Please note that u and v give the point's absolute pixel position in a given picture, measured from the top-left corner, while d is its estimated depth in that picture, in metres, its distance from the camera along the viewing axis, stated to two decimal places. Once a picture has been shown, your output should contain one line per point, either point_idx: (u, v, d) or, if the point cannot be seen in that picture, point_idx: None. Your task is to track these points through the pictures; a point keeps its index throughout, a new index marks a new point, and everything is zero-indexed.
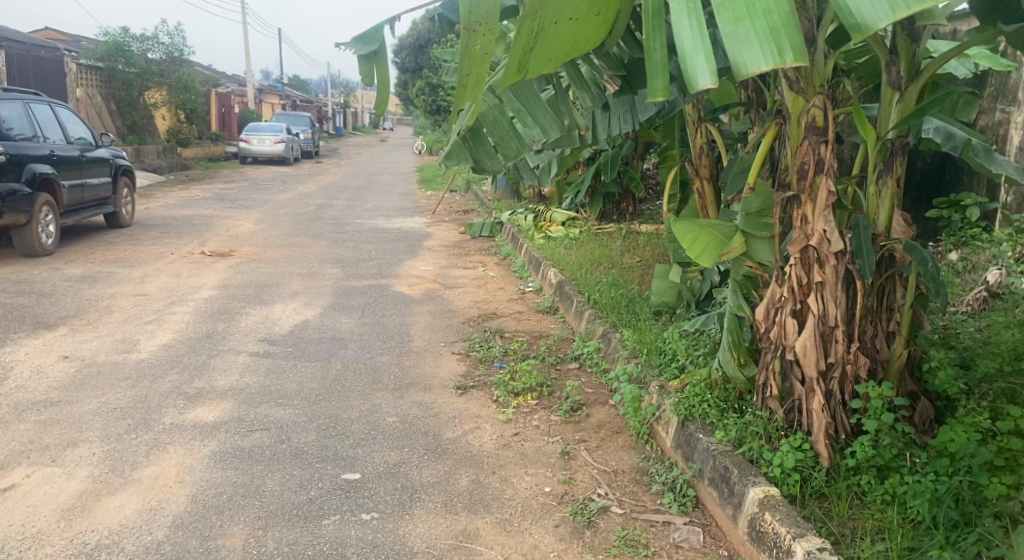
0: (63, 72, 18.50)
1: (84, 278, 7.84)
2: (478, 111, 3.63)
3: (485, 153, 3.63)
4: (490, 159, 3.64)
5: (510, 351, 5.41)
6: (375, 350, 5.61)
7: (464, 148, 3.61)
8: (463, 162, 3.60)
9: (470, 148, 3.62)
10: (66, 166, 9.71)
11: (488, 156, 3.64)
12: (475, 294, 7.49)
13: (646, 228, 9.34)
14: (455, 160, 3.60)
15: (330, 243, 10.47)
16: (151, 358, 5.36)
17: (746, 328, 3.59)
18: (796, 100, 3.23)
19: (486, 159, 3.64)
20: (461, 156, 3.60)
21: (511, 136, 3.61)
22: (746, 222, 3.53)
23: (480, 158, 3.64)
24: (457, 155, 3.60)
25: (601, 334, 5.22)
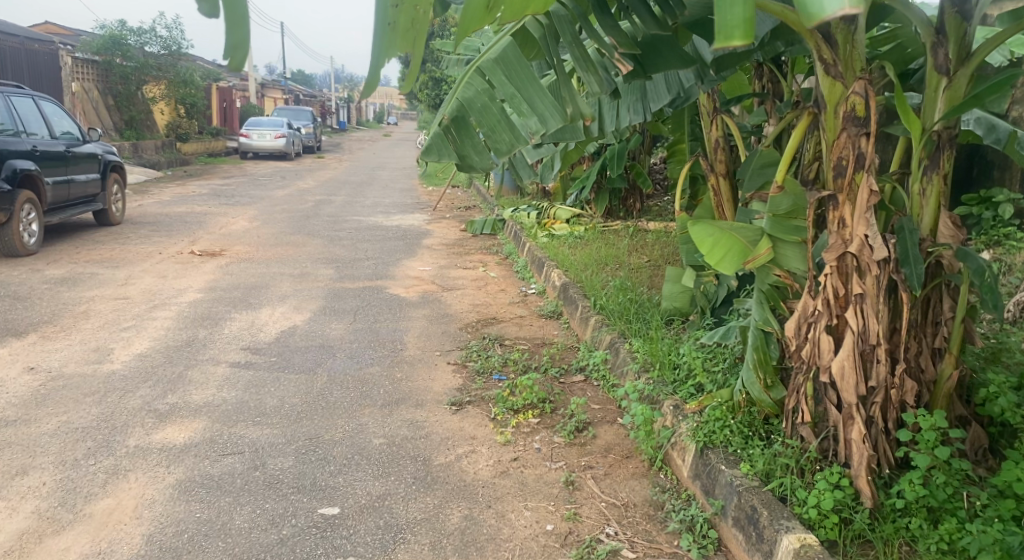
0: (59, 65, 18.07)
1: (64, 280, 7.47)
2: (462, 95, 3.06)
3: (473, 148, 3.04)
4: (479, 155, 3.05)
5: (510, 362, 5.00)
6: (366, 360, 5.22)
7: (446, 142, 3.04)
8: (446, 157, 3.02)
9: (454, 142, 3.04)
10: (50, 161, 9.33)
11: (476, 151, 3.05)
12: (475, 297, 7.10)
13: (655, 226, 8.93)
14: (435, 155, 3.03)
15: (326, 242, 10.08)
16: (123, 370, 4.97)
17: (773, 343, 3.18)
18: (832, 88, 2.82)
19: (473, 154, 3.04)
20: (443, 151, 3.02)
21: (503, 125, 3.01)
22: (773, 225, 3.11)
23: (466, 152, 3.04)
24: (438, 150, 3.03)
25: (608, 343, 4.82)
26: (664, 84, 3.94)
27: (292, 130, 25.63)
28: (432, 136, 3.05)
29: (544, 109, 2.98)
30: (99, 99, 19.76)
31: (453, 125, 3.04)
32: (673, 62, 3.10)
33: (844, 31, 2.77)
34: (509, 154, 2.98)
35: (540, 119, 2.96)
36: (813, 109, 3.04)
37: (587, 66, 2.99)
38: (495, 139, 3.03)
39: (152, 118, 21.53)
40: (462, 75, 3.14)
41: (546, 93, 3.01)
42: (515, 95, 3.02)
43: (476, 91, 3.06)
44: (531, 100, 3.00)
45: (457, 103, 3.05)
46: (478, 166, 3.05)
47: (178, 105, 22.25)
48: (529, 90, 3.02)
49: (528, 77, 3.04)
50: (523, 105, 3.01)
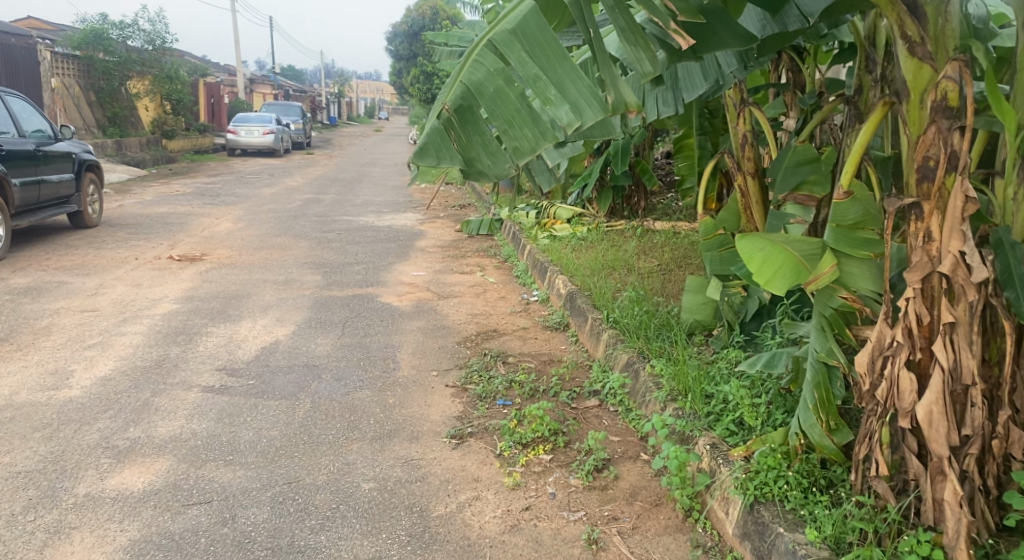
0: (37, 61, 17.31)
1: (28, 291, 6.90)
2: (471, 79, 2.55)
3: (483, 149, 2.59)
4: (490, 157, 2.60)
5: (516, 385, 4.47)
6: (355, 382, 4.69)
7: (448, 141, 2.56)
8: (447, 160, 2.53)
9: (458, 140, 2.57)
10: (18, 161, 8.74)
11: (487, 152, 2.60)
12: (473, 306, 6.58)
13: (662, 226, 8.43)
14: (433, 158, 2.51)
15: (314, 244, 9.53)
16: (81, 397, 4.43)
17: (838, 380, 2.66)
18: (919, 72, 2.31)
19: (483, 154, 2.59)
20: (443, 152, 2.54)
21: (522, 118, 2.53)
22: (837, 237, 2.60)
23: (475, 155, 2.59)
24: (436, 151, 2.53)
25: (625, 363, 4.31)
26: (699, 70, 3.42)
27: (281, 126, 24.98)
28: (430, 134, 2.55)
29: (575, 101, 2.43)
30: (80, 95, 19.09)
31: (455, 117, 2.56)
32: (727, 41, 2.69)
33: (935, 3, 2.30)
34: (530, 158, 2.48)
35: (574, 110, 2.42)
36: (890, 98, 2.56)
37: (633, 39, 2.41)
38: (513, 137, 2.54)
39: (136, 114, 20.89)
40: (470, 51, 2.63)
41: (579, 76, 2.45)
42: (539, 77, 2.47)
43: (487, 73, 2.54)
44: (562, 86, 2.45)
45: (463, 89, 2.55)
46: (491, 171, 2.61)
47: (163, 101, 21.60)
48: (559, 73, 2.47)
49: (556, 56, 2.49)
50: (550, 92, 2.44)
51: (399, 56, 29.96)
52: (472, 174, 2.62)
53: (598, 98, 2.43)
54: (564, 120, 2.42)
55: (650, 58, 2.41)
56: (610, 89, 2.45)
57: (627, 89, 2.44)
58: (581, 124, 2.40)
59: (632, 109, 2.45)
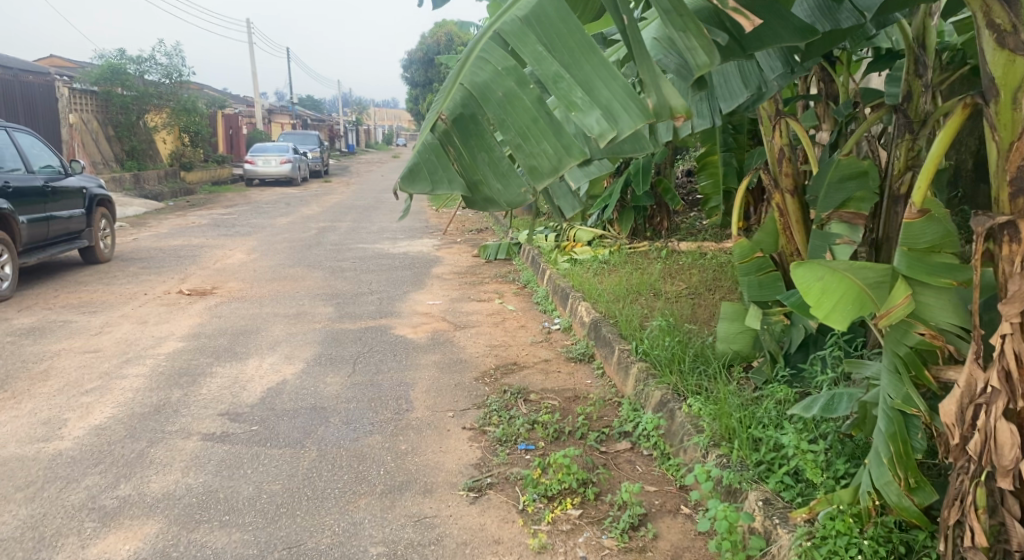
0: (54, 97, 17.26)
1: (31, 332, 6.66)
2: (474, 81, 2.28)
3: (491, 170, 2.29)
4: (501, 181, 2.29)
5: (538, 426, 4.09)
6: (365, 427, 4.33)
7: (446, 161, 2.29)
8: (444, 184, 2.26)
9: (459, 160, 2.30)
10: (25, 198, 8.57)
11: (495, 174, 2.30)
12: (492, 337, 6.23)
13: (687, 246, 8.06)
14: (426, 183, 2.26)
15: (327, 274, 9.24)
16: (72, 450, 4.13)
17: (918, 430, 2.29)
18: (1010, 67, 2.04)
19: (491, 175, 2.29)
20: (439, 174, 2.27)
21: (538, 128, 2.19)
22: (908, 264, 2.26)
23: (482, 176, 2.29)
24: (430, 172, 2.28)
25: (657, 401, 3.93)
26: (736, 77, 3.09)
27: (298, 155, 24.97)
28: (424, 154, 2.29)
29: (607, 107, 2.08)
30: (98, 130, 19.12)
31: (455, 132, 2.29)
32: (786, 37, 2.45)
33: None
34: (551, 176, 2.14)
35: (606, 115, 2.06)
36: (970, 99, 2.26)
37: (682, 24, 2.18)
38: (530, 153, 2.18)
39: (154, 147, 20.91)
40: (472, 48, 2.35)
41: (612, 75, 2.13)
42: (561, 75, 2.16)
43: (491, 76, 2.26)
44: (590, 87, 2.12)
45: (464, 96, 2.28)
46: (502, 198, 2.28)
47: (180, 134, 21.63)
48: (585, 72, 2.15)
49: (581, 51, 2.19)
50: (576, 96, 2.11)
51: (415, 82, 29.89)
52: (481, 202, 2.30)
53: (634, 102, 2.08)
54: (594, 128, 2.06)
55: (703, 45, 2.18)
56: (651, 92, 2.10)
57: (673, 93, 2.09)
58: (613, 133, 2.04)
59: (678, 115, 2.09)
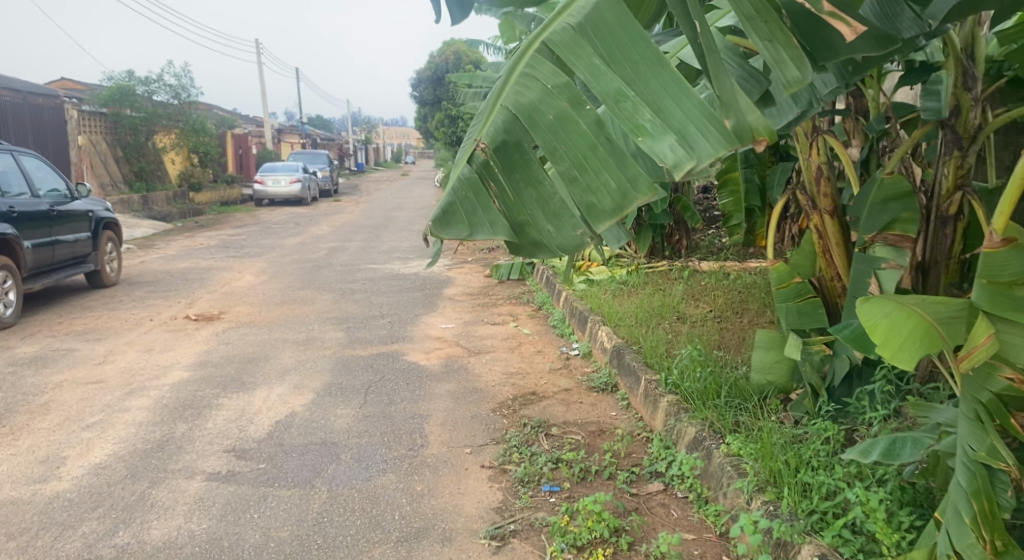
0: (63, 119, 17.18)
1: (32, 361, 6.45)
2: (522, 104, 2.27)
3: (541, 212, 2.24)
4: (552, 224, 2.23)
5: (563, 465, 3.84)
6: (378, 465, 4.09)
7: (486, 201, 2.26)
8: (483, 226, 2.23)
9: (502, 199, 2.27)
10: (30, 222, 8.41)
11: (546, 216, 2.25)
12: (509, 363, 5.98)
13: (708, 266, 7.82)
14: (466, 227, 2.22)
15: (337, 297, 9.03)
16: (70, 492, 3.90)
17: (1003, 486, 2.08)
18: None
19: (537, 212, 2.25)
20: (479, 216, 2.23)
21: (596, 158, 2.15)
22: (990, 298, 2.16)
23: (530, 219, 2.25)
24: (469, 214, 2.24)
25: (691, 438, 3.69)
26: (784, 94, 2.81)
27: (307, 174, 24.88)
28: (462, 196, 2.26)
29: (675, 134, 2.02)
30: (107, 152, 19.06)
31: (499, 167, 2.28)
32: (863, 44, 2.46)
33: None
34: (612, 216, 2.07)
35: (680, 138, 2.01)
36: None
37: (770, 33, 2.23)
38: (589, 184, 2.13)
39: (163, 168, 20.84)
40: (516, 74, 2.35)
41: (684, 93, 2.08)
42: (621, 92, 2.14)
43: (540, 97, 2.26)
44: (659, 107, 2.09)
45: (507, 127, 2.28)
46: (554, 241, 2.22)
47: (189, 154, 21.56)
48: (651, 89, 2.13)
49: (644, 68, 2.17)
50: (644, 119, 2.07)
51: (424, 100, 29.84)
52: (531, 244, 2.23)
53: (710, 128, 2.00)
54: (667, 154, 1.99)
55: (792, 60, 2.22)
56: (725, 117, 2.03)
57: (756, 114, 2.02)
58: (686, 158, 1.97)
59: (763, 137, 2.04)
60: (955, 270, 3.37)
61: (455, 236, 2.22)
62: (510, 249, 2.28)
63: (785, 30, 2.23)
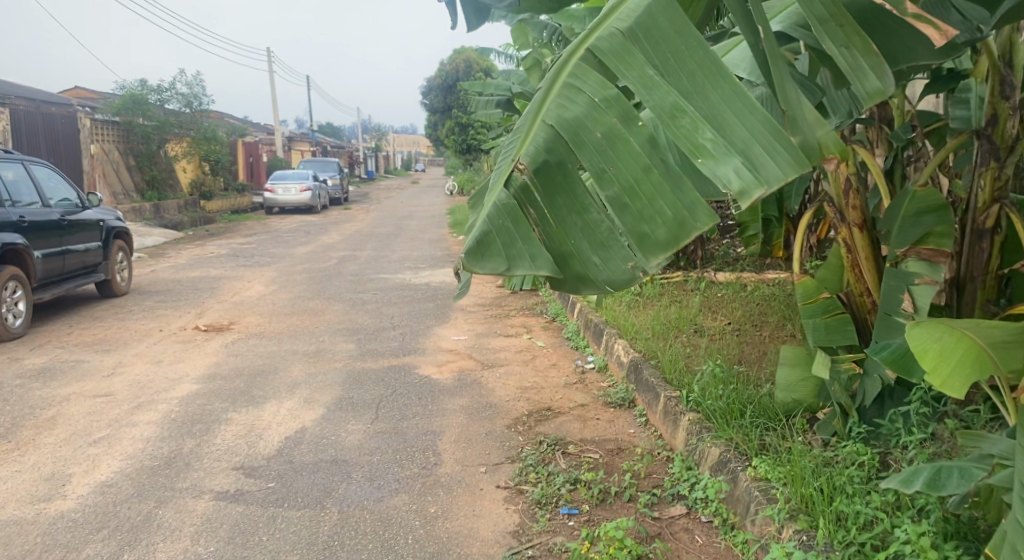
0: (76, 127, 17.20)
1: (41, 374, 6.38)
2: (568, 117, 2.19)
3: (588, 242, 2.14)
4: (599, 256, 2.12)
5: (581, 486, 3.71)
6: (390, 484, 3.98)
7: (525, 229, 2.10)
8: (523, 257, 2.05)
9: (543, 226, 2.14)
10: (41, 231, 8.36)
11: (592, 246, 2.14)
12: (523, 377, 5.86)
13: (725, 277, 7.69)
14: (503, 261, 2.04)
15: (347, 307, 8.93)
16: (75, 512, 3.80)
17: None
18: None
19: (583, 241, 2.14)
20: (516, 248, 2.07)
21: (650, 181, 2.06)
22: None
23: (576, 249, 2.13)
24: (506, 246, 2.07)
25: (714, 459, 3.56)
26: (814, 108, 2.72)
27: (318, 183, 24.88)
28: (498, 223, 2.09)
29: (735, 158, 1.96)
30: (119, 160, 19.09)
31: (540, 189, 2.16)
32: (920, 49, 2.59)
33: None
34: (665, 248, 1.98)
35: (749, 159, 1.96)
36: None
37: (846, 41, 2.30)
38: (646, 210, 2.03)
39: (175, 177, 20.86)
40: (557, 86, 2.27)
41: (748, 111, 2.09)
42: (680, 104, 2.07)
43: (586, 111, 2.19)
44: (723, 124, 2.06)
45: (550, 145, 2.17)
46: (601, 275, 2.12)
47: (201, 162, 21.58)
48: (715, 107, 2.10)
49: (705, 84, 2.15)
50: (707, 139, 2.00)
51: (434, 108, 29.79)
52: (577, 277, 2.12)
53: (770, 153, 1.98)
54: (734, 178, 1.90)
55: (872, 68, 2.28)
56: (783, 142, 2.02)
57: (823, 130, 2.18)
58: (752, 182, 1.90)
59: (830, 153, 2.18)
60: (993, 286, 3.28)
61: (491, 270, 2.02)
62: (551, 283, 2.16)
63: (862, 36, 2.31)
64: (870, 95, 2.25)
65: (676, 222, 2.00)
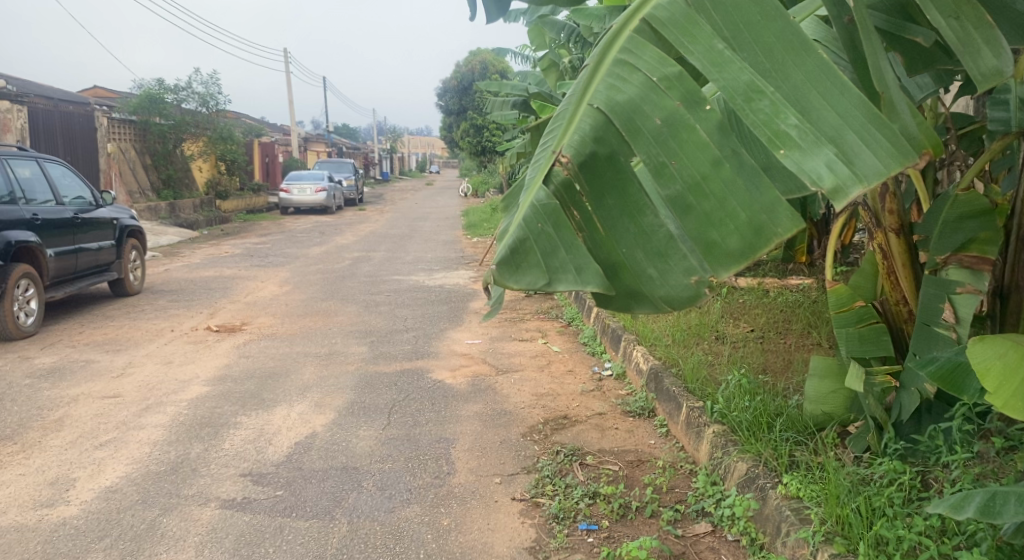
0: (94, 126, 17.22)
1: (51, 373, 6.29)
2: (621, 101, 2.02)
3: (644, 254, 1.95)
4: (657, 268, 1.93)
5: (600, 500, 3.55)
6: (402, 495, 3.84)
7: (571, 235, 1.95)
8: (564, 269, 1.92)
9: (584, 229, 2.01)
10: (53, 229, 8.29)
11: (649, 258, 1.95)
12: (539, 383, 5.71)
13: (746, 282, 7.51)
14: (542, 274, 1.92)
15: (360, 309, 8.82)
16: (78, 519, 3.69)
17: None
18: None
19: (636, 251, 1.97)
20: (555, 261, 1.92)
21: (718, 180, 1.88)
22: None
23: (631, 260, 1.96)
24: (545, 259, 1.93)
25: (741, 474, 3.40)
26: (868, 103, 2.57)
27: (333, 183, 24.84)
28: (536, 234, 1.95)
29: (826, 150, 1.81)
30: (135, 159, 19.11)
31: (586, 188, 2.02)
32: (999, 25, 2.45)
33: None
34: (735, 262, 1.82)
35: (841, 151, 1.82)
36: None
37: (957, 10, 2.26)
38: (715, 214, 1.86)
39: (191, 176, 20.87)
40: (606, 69, 2.10)
41: (840, 95, 1.93)
42: (757, 83, 1.92)
43: (642, 94, 2.01)
44: (810, 111, 1.91)
45: (599, 135, 2.01)
46: (658, 290, 1.93)
47: (216, 162, 21.58)
48: (800, 90, 1.96)
49: (788, 62, 2.00)
50: (791, 129, 1.84)
51: (449, 110, 29.67)
52: (628, 293, 1.97)
53: (866, 144, 1.85)
54: (826, 174, 1.76)
55: (987, 44, 2.23)
56: (882, 130, 1.87)
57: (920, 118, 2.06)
58: (848, 177, 1.75)
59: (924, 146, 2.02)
60: None
61: (528, 284, 1.91)
62: (599, 298, 1.99)
63: (972, 5, 2.26)
64: (987, 72, 2.20)
65: (751, 228, 1.83)
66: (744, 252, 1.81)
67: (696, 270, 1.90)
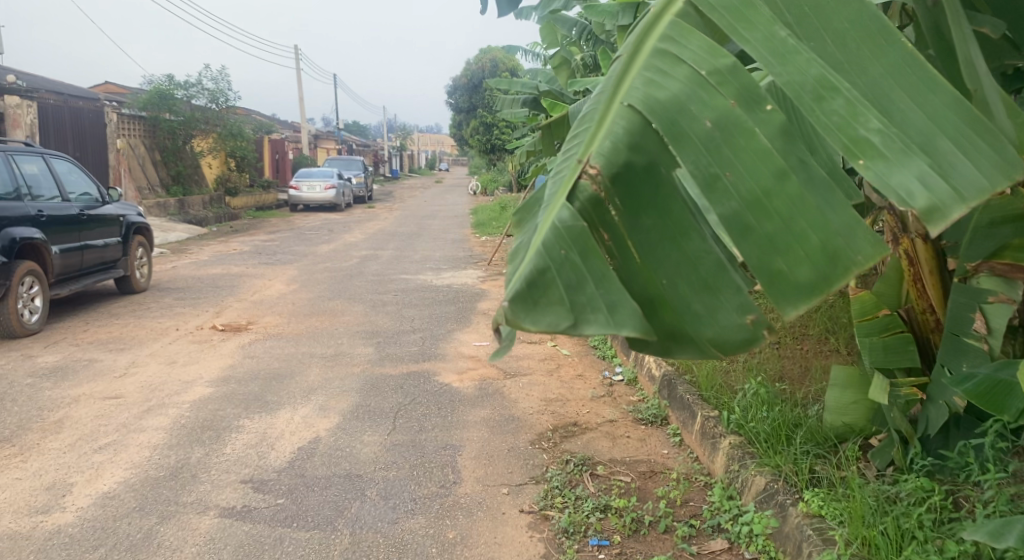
0: (103, 121, 17.18)
1: (53, 372, 6.21)
2: (665, 98, 1.81)
3: (688, 285, 1.71)
4: (704, 302, 1.70)
5: (611, 514, 3.42)
6: (406, 505, 3.71)
7: (602, 262, 1.68)
8: (596, 303, 1.63)
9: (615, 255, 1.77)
10: (59, 225, 8.21)
11: (695, 289, 1.71)
12: (548, 388, 5.58)
13: None
14: (572, 310, 1.62)
15: (367, 309, 8.71)
16: (73, 526, 3.59)
17: None
18: None
19: (678, 283, 1.72)
20: (583, 297, 1.63)
21: (786, 198, 1.67)
22: None
23: (671, 293, 1.72)
24: (572, 294, 1.64)
25: (759, 488, 3.26)
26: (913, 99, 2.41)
27: (343, 181, 24.77)
28: (561, 266, 1.67)
29: (917, 160, 1.65)
30: (145, 155, 19.07)
31: (622, 205, 1.77)
32: None
33: None
34: (807, 296, 1.57)
35: (937, 162, 1.65)
36: None
37: None
38: (783, 238, 1.63)
39: (200, 173, 20.83)
40: (641, 70, 1.89)
41: (925, 100, 1.79)
42: (829, 84, 1.76)
43: (692, 93, 1.81)
44: (894, 114, 1.76)
45: (635, 143, 1.78)
46: (706, 330, 1.69)
47: (226, 159, 21.54)
48: (885, 91, 1.80)
49: (866, 61, 1.87)
50: (875, 136, 1.67)
51: (459, 108, 29.56)
52: (668, 333, 1.71)
53: (962, 150, 1.70)
54: (920, 192, 1.59)
55: None
56: (979, 138, 1.73)
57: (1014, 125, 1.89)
58: (947, 193, 1.59)
59: None
60: None
61: (548, 326, 1.60)
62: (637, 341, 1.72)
63: None
64: None
65: (826, 254, 1.60)
66: (819, 284, 1.57)
67: (751, 308, 1.67)
